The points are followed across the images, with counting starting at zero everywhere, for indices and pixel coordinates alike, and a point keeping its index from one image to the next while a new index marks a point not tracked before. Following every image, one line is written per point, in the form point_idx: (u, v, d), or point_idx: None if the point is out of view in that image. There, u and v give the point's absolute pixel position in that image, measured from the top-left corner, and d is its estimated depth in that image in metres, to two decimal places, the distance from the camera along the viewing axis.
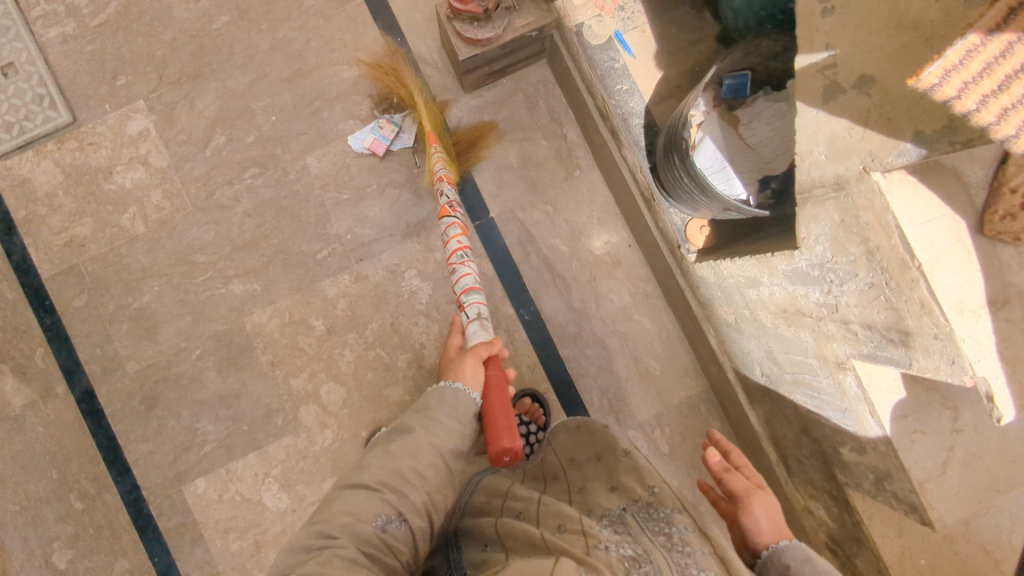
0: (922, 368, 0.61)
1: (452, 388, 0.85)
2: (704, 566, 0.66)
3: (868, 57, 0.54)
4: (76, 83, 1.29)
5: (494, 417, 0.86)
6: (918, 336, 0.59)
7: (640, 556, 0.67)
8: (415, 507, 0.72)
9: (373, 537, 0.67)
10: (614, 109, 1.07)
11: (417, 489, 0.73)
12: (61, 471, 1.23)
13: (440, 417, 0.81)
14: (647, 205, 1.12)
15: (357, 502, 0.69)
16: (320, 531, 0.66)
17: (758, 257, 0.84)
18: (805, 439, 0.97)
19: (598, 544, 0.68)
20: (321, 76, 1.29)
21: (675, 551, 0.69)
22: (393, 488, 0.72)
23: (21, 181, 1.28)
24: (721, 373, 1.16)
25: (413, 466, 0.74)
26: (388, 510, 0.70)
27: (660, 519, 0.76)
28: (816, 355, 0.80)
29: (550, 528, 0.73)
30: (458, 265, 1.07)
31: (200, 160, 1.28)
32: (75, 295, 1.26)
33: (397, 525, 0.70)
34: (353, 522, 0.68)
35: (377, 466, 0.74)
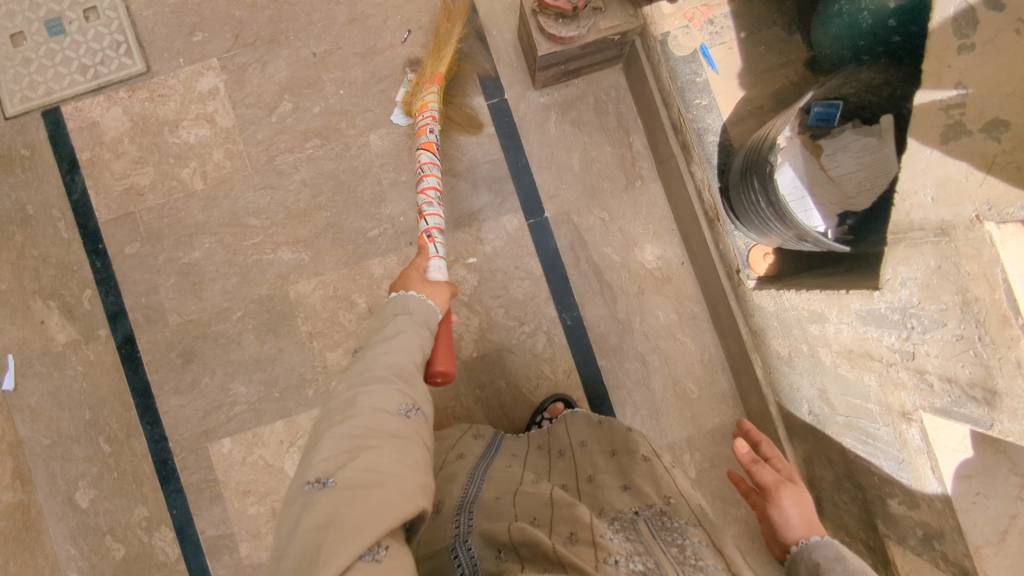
0: (1004, 430, 0.59)
1: (406, 297, 0.82)
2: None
3: (1001, 101, 0.52)
4: (154, 35, 1.30)
5: (440, 344, 0.85)
6: (1006, 396, 0.57)
7: (650, 572, 0.62)
8: (423, 395, 0.71)
9: (401, 427, 0.65)
10: (691, 124, 1.05)
11: (420, 380, 0.72)
12: (94, 412, 1.25)
13: (422, 319, 0.80)
14: (710, 226, 1.08)
15: (376, 397, 0.65)
16: (341, 434, 0.61)
17: (828, 292, 0.81)
18: (847, 484, 0.94)
19: (607, 559, 0.63)
20: (394, 56, 1.28)
21: (688, 566, 0.65)
22: (404, 380, 0.70)
23: (89, 124, 1.29)
24: (762, 406, 1.13)
25: (412, 362, 0.73)
26: (405, 399, 0.68)
27: (672, 529, 0.71)
28: (877, 401, 0.78)
29: (560, 538, 0.67)
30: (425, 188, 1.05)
31: (264, 124, 1.28)
32: (128, 242, 1.28)
33: (415, 413, 0.68)
34: (377, 416, 0.64)
35: (380, 360, 0.71)
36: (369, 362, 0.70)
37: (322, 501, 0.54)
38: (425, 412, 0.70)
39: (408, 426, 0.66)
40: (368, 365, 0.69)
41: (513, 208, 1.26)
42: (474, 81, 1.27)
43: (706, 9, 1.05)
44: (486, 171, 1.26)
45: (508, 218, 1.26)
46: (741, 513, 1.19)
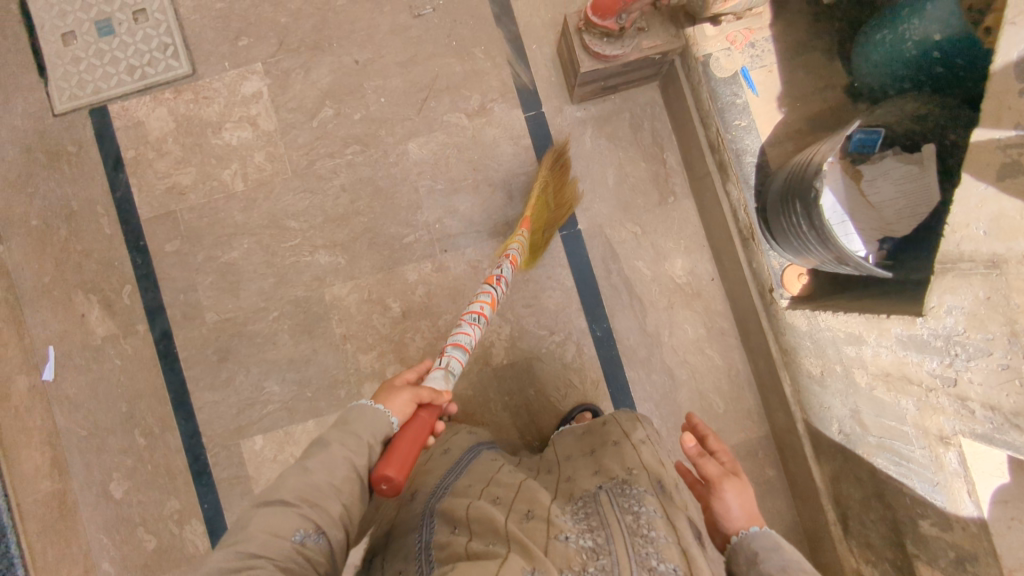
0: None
1: (359, 406, 0.74)
2: (665, 560, 0.62)
3: None
4: (201, 38, 1.33)
5: (397, 446, 0.69)
6: None
7: (598, 549, 0.63)
8: (339, 515, 0.67)
9: (289, 559, 0.63)
10: (729, 144, 1.07)
11: (336, 501, 0.67)
12: (129, 405, 1.28)
13: (358, 434, 0.71)
14: (743, 246, 1.11)
15: (272, 520, 0.64)
16: (225, 556, 0.62)
17: (868, 316, 0.83)
18: (875, 504, 0.96)
19: (557, 536, 0.64)
20: (435, 66, 1.31)
21: (637, 537, 0.65)
22: (311, 503, 0.66)
23: (135, 123, 1.32)
24: (789, 422, 1.14)
25: (328, 483, 0.67)
26: (305, 523, 0.65)
27: (631, 497, 0.72)
28: (913, 424, 0.80)
29: (518, 514, 0.68)
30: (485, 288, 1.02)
31: (306, 129, 1.31)
32: (168, 240, 1.30)
33: (315, 539, 0.65)
34: (267, 543, 0.63)
35: (295, 473, 0.67)
36: (287, 473, 0.68)
37: None
38: (336, 534, 0.67)
39: (303, 559, 0.64)
40: (284, 478, 0.67)
41: None
42: (513, 94, 1.30)
43: (748, 33, 1.07)
44: (522, 182, 1.29)
45: None
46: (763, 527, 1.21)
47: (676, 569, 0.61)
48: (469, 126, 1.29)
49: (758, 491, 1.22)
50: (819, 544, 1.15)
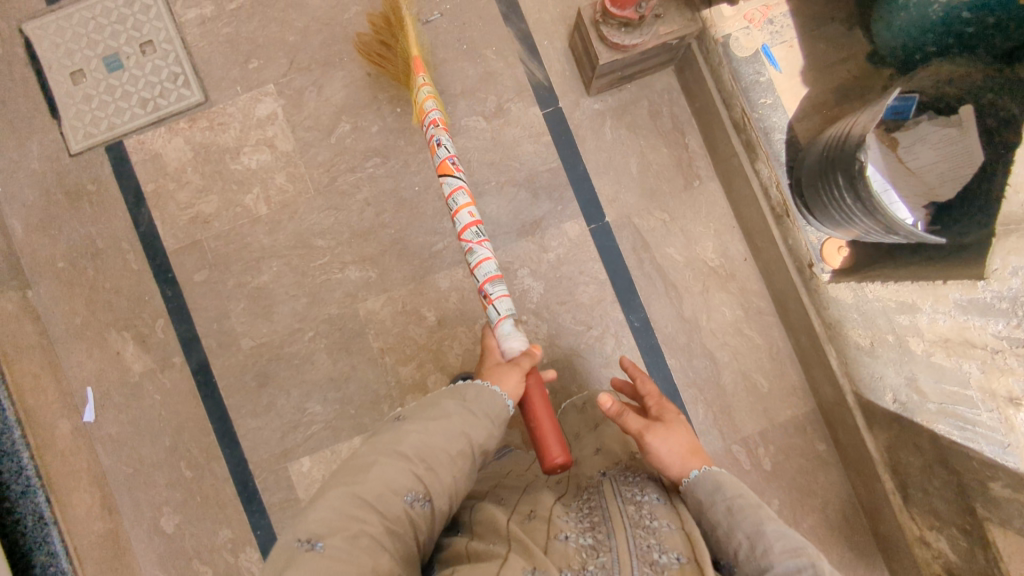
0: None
1: (476, 385, 0.81)
2: (666, 552, 0.64)
3: None
4: (211, 64, 1.33)
5: (543, 426, 0.86)
6: None
7: (599, 545, 0.66)
8: (443, 485, 0.72)
9: (399, 514, 0.67)
10: (756, 123, 1.06)
11: (446, 470, 0.73)
12: (173, 438, 1.27)
13: (476, 412, 0.78)
14: (777, 222, 1.10)
15: (391, 472, 0.69)
16: (345, 495, 0.67)
17: (923, 284, 0.85)
18: (940, 470, 0.96)
19: (557, 536, 0.68)
20: (447, 71, 1.30)
21: (640, 529, 0.68)
22: (428, 466, 0.71)
23: (152, 156, 1.32)
24: (838, 395, 1.14)
25: (446, 449, 0.73)
26: (418, 486, 0.70)
27: (634, 490, 0.76)
28: (978, 387, 0.80)
29: (520, 516, 0.73)
30: (473, 242, 1.04)
31: (325, 146, 1.30)
32: (197, 269, 1.30)
33: (422, 503, 0.70)
34: (382, 495, 0.68)
35: (412, 435, 0.73)
36: (405, 432, 0.74)
37: (302, 561, 0.61)
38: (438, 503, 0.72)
39: (408, 517, 0.68)
40: (403, 436, 0.73)
41: (574, 214, 1.27)
42: (528, 92, 1.29)
43: (765, 10, 1.06)
44: (546, 180, 1.28)
45: (569, 225, 1.27)
46: (818, 502, 1.21)
47: (677, 559, 0.64)
48: (488, 128, 1.29)
49: (810, 467, 1.22)
50: (878, 514, 1.16)
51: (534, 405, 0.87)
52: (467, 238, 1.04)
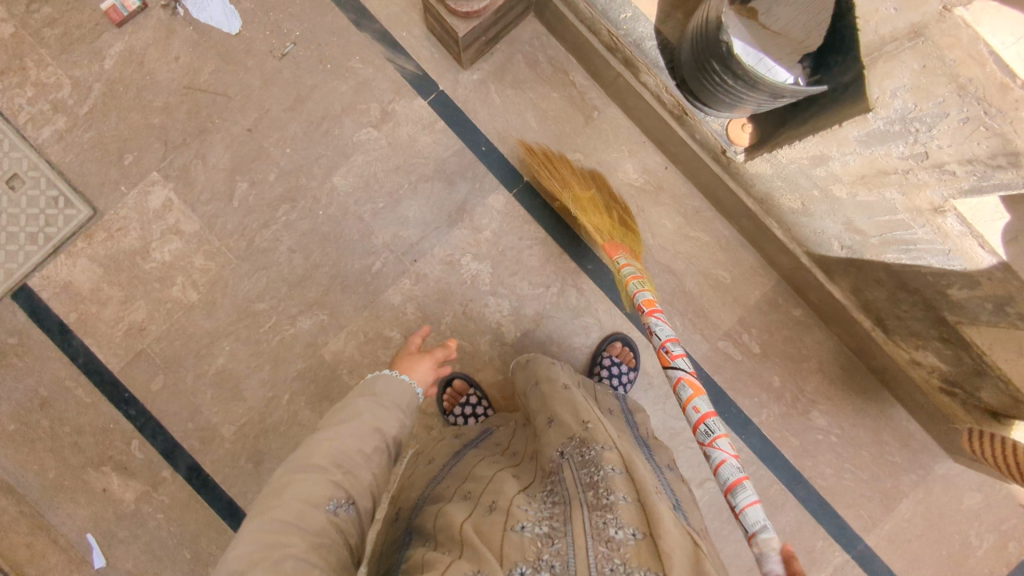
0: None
1: (383, 379, 0.83)
2: (623, 526, 0.59)
3: None
4: (86, 174, 1.27)
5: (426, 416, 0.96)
6: None
7: (554, 532, 0.61)
8: (365, 487, 0.68)
9: (325, 525, 0.62)
10: (625, 39, 1.06)
11: (363, 470, 0.69)
12: (192, 547, 1.25)
13: (387, 405, 0.78)
14: (679, 122, 1.12)
15: (306, 486, 0.63)
16: (259, 525, 0.59)
17: (821, 133, 0.85)
18: (903, 295, 1.00)
19: (512, 528, 0.62)
20: (321, 95, 1.26)
21: (596, 508, 0.61)
22: (345, 470, 0.67)
23: (64, 286, 1.27)
24: (794, 261, 1.17)
25: (360, 449, 0.70)
26: (339, 493, 0.65)
27: (589, 464, 0.68)
28: (905, 209, 0.83)
29: (481, 512, 0.68)
30: (711, 445, 0.75)
31: (230, 212, 1.27)
32: (151, 378, 1.27)
33: (347, 508, 0.65)
34: (303, 511, 0.61)
35: (325, 442, 0.68)
36: (314, 443, 0.68)
37: None
38: (363, 506, 0.67)
39: (335, 527, 0.63)
40: (313, 447, 0.68)
41: (493, 186, 1.26)
42: (406, 86, 1.26)
43: None
44: (455, 164, 1.26)
45: (492, 198, 1.26)
46: (811, 364, 1.26)
47: (634, 533, 0.58)
48: (382, 136, 1.27)
49: (795, 334, 1.26)
50: (867, 352, 1.21)
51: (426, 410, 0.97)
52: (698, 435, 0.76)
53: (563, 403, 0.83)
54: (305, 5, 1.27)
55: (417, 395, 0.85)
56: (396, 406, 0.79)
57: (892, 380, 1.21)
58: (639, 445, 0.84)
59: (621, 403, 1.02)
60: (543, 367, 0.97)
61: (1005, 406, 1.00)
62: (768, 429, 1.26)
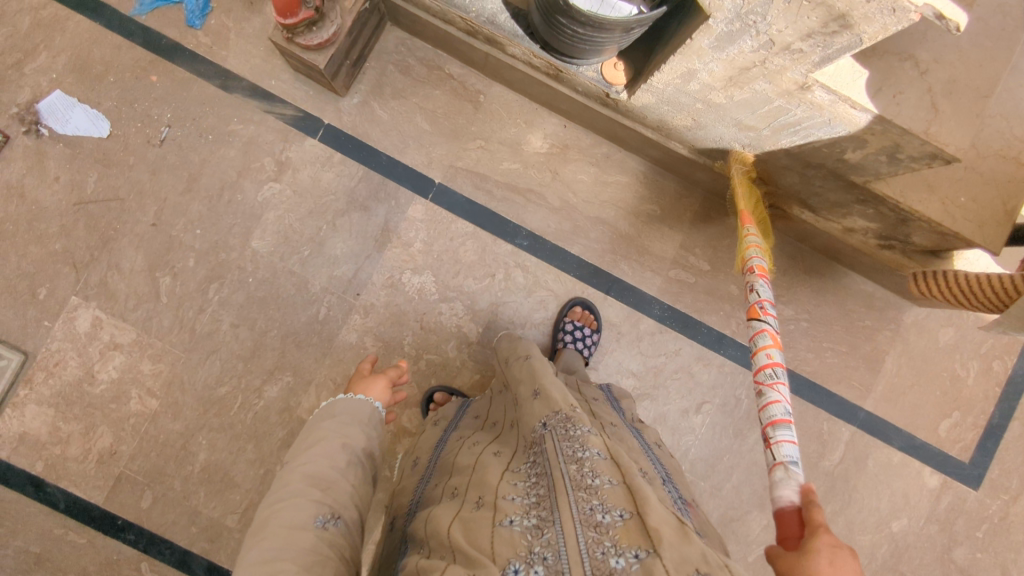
0: (871, 34, 0.72)
1: (342, 401, 0.83)
2: (611, 510, 0.61)
3: None
4: (5, 321, 1.23)
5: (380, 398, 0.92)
6: (853, 11, 0.69)
7: (542, 523, 0.62)
8: (347, 502, 0.69)
9: (315, 542, 0.63)
10: (479, 20, 1.06)
11: (342, 485, 0.70)
12: None
13: (350, 419, 0.80)
14: (558, 80, 1.15)
15: (288, 513, 0.64)
16: (253, 560, 0.60)
17: (680, 51, 0.91)
18: (812, 170, 1.04)
19: (501, 522, 0.62)
20: (213, 167, 1.24)
21: (582, 489, 0.63)
22: (323, 488, 0.68)
23: (20, 439, 1.23)
24: (709, 172, 1.20)
25: (333, 467, 0.71)
26: (323, 509, 0.66)
27: (574, 440, 0.70)
28: (777, 95, 0.90)
29: (469, 508, 0.68)
30: (767, 386, 0.84)
31: (162, 309, 1.24)
32: (139, 498, 1.23)
33: (333, 522, 0.66)
34: (290, 535, 0.62)
35: (298, 469, 0.69)
36: (289, 471, 0.70)
37: None
38: (350, 518, 0.68)
39: (325, 541, 0.64)
40: (288, 476, 0.69)
41: (409, 198, 1.26)
42: (292, 131, 1.25)
43: None
44: (366, 189, 1.25)
45: (412, 209, 1.26)
46: (759, 264, 1.29)
47: (622, 515, 0.60)
48: (286, 186, 1.25)
49: (737, 240, 1.29)
50: (805, 234, 1.25)
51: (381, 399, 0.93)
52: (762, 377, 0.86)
53: (550, 379, 0.85)
54: (167, 86, 1.24)
55: (377, 408, 0.86)
56: (360, 419, 0.81)
57: (836, 251, 1.26)
58: (627, 427, 0.90)
59: (607, 394, 1.07)
60: (526, 345, 1.01)
61: (935, 243, 1.05)
62: (742, 337, 1.29)
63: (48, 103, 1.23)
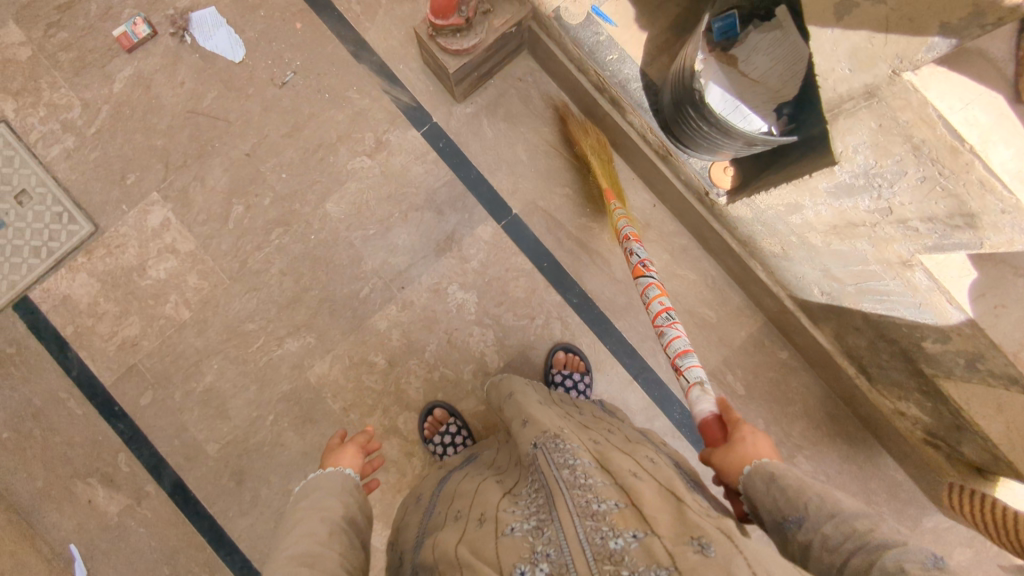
0: (994, 243, 0.68)
1: (315, 480, 0.79)
2: (605, 499, 0.58)
3: None
4: (90, 192, 1.31)
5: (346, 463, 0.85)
6: (984, 215, 0.65)
7: (541, 524, 0.59)
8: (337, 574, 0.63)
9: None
10: (611, 80, 1.09)
11: (329, 557, 0.65)
12: (173, 564, 1.28)
13: (319, 494, 0.76)
14: (664, 161, 1.13)
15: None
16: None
17: (794, 182, 0.87)
18: (881, 344, 0.98)
19: (504, 531, 0.60)
20: (319, 123, 1.29)
21: (576, 490, 0.60)
22: (310, 564, 0.63)
23: (63, 300, 1.31)
24: (778, 303, 1.16)
25: (313, 542, 0.66)
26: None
27: (564, 451, 0.67)
28: (877, 261, 0.85)
29: (473, 527, 0.64)
30: (667, 327, 0.89)
31: (225, 234, 1.29)
32: (140, 394, 1.30)
33: None
34: None
35: (280, 557, 0.64)
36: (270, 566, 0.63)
37: None
38: None
39: None
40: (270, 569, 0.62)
41: (483, 217, 1.27)
42: (401, 117, 1.29)
43: None
44: (446, 195, 1.28)
45: (481, 229, 1.27)
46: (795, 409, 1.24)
47: (617, 503, 0.57)
48: (375, 165, 1.28)
49: (781, 377, 1.25)
50: (853, 398, 1.19)
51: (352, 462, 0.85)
52: (661, 323, 0.89)
53: (537, 410, 0.82)
54: (307, 36, 1.30)
55: (352, 475, 0.82)
56: (336, 490, 0.77)
57: (878, 428, 1.19)
58: (640, 435, 0.90)
59: (602, 405, 1.05)
60: (514, 382, 0.98)
61: (986, 464, 0.96)
62: None
63: (201, 15, 1.31)
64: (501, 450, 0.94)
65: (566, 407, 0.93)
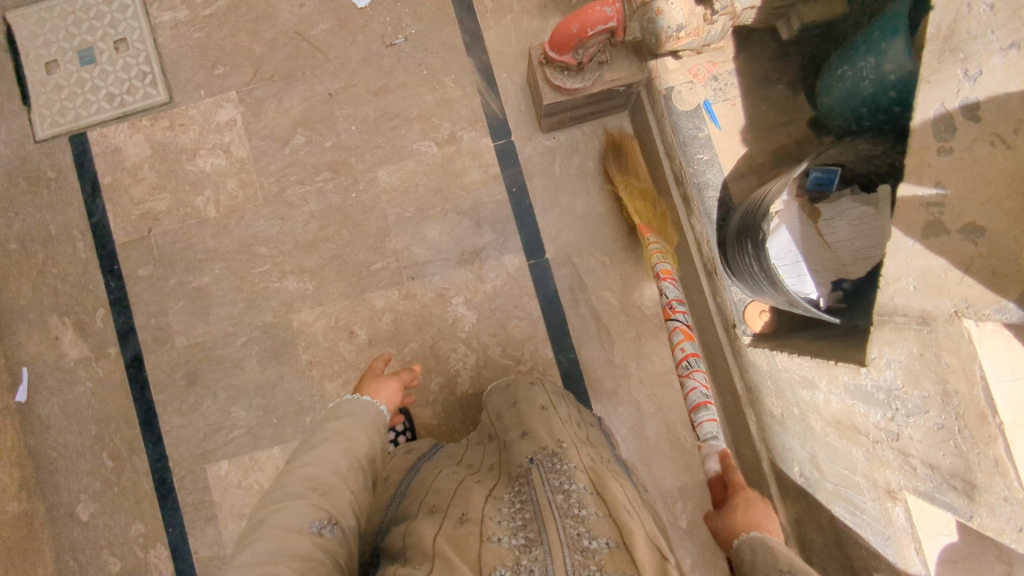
0: (984, 524, 0.59)
1: (348, 403, 0.80)
2: (596, 537, 0.58)
3: (978, 206, 0.54)
4: (179, 66, 1.34)
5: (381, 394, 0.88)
6: (985, 491, 0.58)
7: (531, 542, 0.58)
8: (345, 508, 0.68)
9: (310, 547, 0.62)
10: (690, 178, 1.04)
11: (342, 490, 0.69)
12: (99, 428, 1.30)
13: (342, 417, 0.78)
14: (707, 277, 1.09)
15: (285, 515, 0.64)
16: (244, 560, 0.60)
17: (819, 360, 0.81)
18: (837, 552, 0.92)
19: (490, 537, 0.60)
20: (405, 94, 1.29)
21: (568, 519, 0.60)
22: (321, 492, 0.67)
23: (113, 150, 1.35)
24: (755, 461, 1.09)
25: (333, 470, 0.70)
26: (321, 514, 0.65)
27: (561, 474, 0.66)
28: (865, 475, 0.78)
29: (450, 522, 0.63)
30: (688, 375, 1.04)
31: (278, 156, 1.31)
32: (141, 265, 1.32)
33: (330, 528, 0.65)
34: (284, 539, 0.62)
35: (298, 471, 0.69)
36: (288, 476, 0.69)
37: None
38: (347, 526, 0.67)
39: (321, 546, 0.63)
40: (285, 481, 0.68)
41: (514, 248, 1.26)
42: (483, 122, 1.28)
43: (711, 66, 1.05)
44: (490, 212, 1.27)
45: (509, 258, 1.26)
46: (730, 570, 1.16)
47: (608, 544, 0.58)
48: (439, 155, 1.28)
49: None
50: None
51: (386, 392, 0.89)
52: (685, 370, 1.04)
53: (538, 420, 0.80)
54: (432, 11, 1.31)
55: (382, 411, 0.83)
56: (365, 423, 0.78)
57: None
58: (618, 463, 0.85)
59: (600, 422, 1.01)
60: (514, 393, 0.92)
61: None
62: None
63: None
64: (473, 448, 0.90)
65: (570, 413, 0.90)
